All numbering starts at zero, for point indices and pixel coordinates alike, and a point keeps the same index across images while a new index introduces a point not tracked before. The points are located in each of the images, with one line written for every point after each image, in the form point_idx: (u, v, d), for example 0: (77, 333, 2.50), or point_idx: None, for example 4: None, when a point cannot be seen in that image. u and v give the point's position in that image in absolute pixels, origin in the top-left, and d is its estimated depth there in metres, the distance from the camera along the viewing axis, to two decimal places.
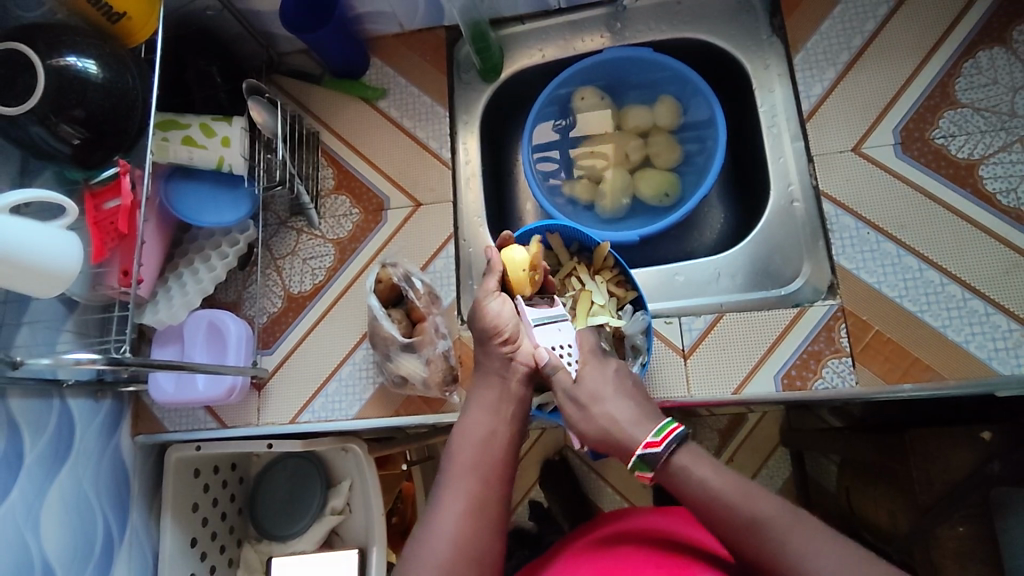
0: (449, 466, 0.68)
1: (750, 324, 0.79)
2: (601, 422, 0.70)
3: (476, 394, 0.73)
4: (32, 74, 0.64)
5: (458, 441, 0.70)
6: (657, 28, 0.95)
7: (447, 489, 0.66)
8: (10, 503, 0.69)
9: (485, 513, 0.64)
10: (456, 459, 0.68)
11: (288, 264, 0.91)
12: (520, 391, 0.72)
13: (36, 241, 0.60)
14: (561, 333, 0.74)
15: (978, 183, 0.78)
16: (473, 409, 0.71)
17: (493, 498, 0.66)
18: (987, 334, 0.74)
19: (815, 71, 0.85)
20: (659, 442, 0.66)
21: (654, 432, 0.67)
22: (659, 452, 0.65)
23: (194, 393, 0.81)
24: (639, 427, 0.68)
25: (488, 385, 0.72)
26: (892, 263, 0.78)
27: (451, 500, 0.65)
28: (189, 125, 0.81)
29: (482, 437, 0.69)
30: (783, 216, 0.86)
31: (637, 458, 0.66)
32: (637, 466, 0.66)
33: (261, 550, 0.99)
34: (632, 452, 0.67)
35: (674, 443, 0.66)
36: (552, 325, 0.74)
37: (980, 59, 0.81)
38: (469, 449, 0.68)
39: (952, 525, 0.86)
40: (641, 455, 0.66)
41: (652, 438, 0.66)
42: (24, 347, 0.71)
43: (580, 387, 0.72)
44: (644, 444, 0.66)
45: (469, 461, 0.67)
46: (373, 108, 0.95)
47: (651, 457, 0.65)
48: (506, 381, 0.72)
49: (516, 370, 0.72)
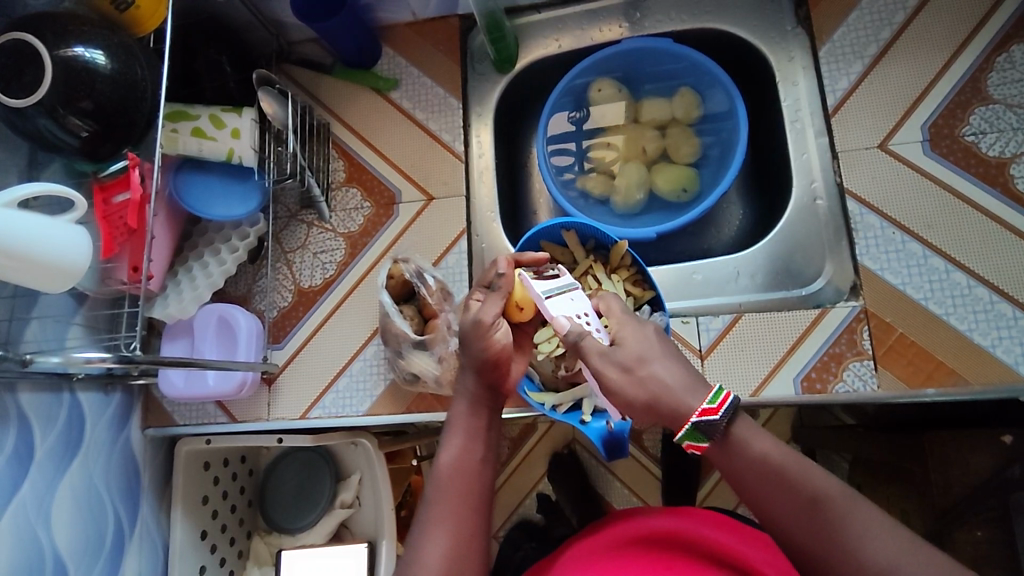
0: (431, 495, 0.62)
1: (770, 325, 0.78)
2: (648, 387, 0.59)
3: (459, 415, 0.66)
4: (39, 66, 0.62)
5: (439, 465, 0.63)
6: (677, 18, 0.92)
7: (430, 520, 0.60)
8: (21, 498, 0.68)
9: (474, 544, 0.60)
10: (442, 485, 0.62)
11: (299, 257, 0.90)
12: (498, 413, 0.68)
13: (48, 235, 0.59)
14: (575, 304, 0.68)
15: (1009, 182, 0.76)
16: (451, 433, 0.65)
17: (479, 527, 0.61)
18: (1015, 339, 0.72)
19: (841, 64, 0.83)
20: (718, 410, 0.56)
21: (708, 399, 0.57)
22: (718, 420, 0.56)
23: (205, 389, 0.81)
24: (692, 392, 0.58)
25: (473, 409, 0.66)
26: (918, 264, 0.76)
27: (440, 530, 0.59)
28: (198, 116, 0.80)
29: (470, 461, 0.63)
30: (804, 213, 0.84)
31: (690, 429, 0.57)
32: (689, 437, 0.57)
33: (271, 542, 0.99)
34: (683, 421, 0.57)
35: (732, 411, 0.57)
36: (564, 296, 0.68)
37: (1014, 54, 0.78)
38: (453, 474, 0.62)
39: (970, 528, 0.87)
40: (695, 424, 0.57)
41: (707, 405, 0.57)
42: (34, 341, 0.70)
43: (620, 349, 0.61)
44: (698, 413, 0.57)
45: (457, 489, 0.61)
46: (385, 99, 0.93)
47: (707, 427, 0.56)
48: (492, 404, 0.67)
49: (497, 391, 0.68)
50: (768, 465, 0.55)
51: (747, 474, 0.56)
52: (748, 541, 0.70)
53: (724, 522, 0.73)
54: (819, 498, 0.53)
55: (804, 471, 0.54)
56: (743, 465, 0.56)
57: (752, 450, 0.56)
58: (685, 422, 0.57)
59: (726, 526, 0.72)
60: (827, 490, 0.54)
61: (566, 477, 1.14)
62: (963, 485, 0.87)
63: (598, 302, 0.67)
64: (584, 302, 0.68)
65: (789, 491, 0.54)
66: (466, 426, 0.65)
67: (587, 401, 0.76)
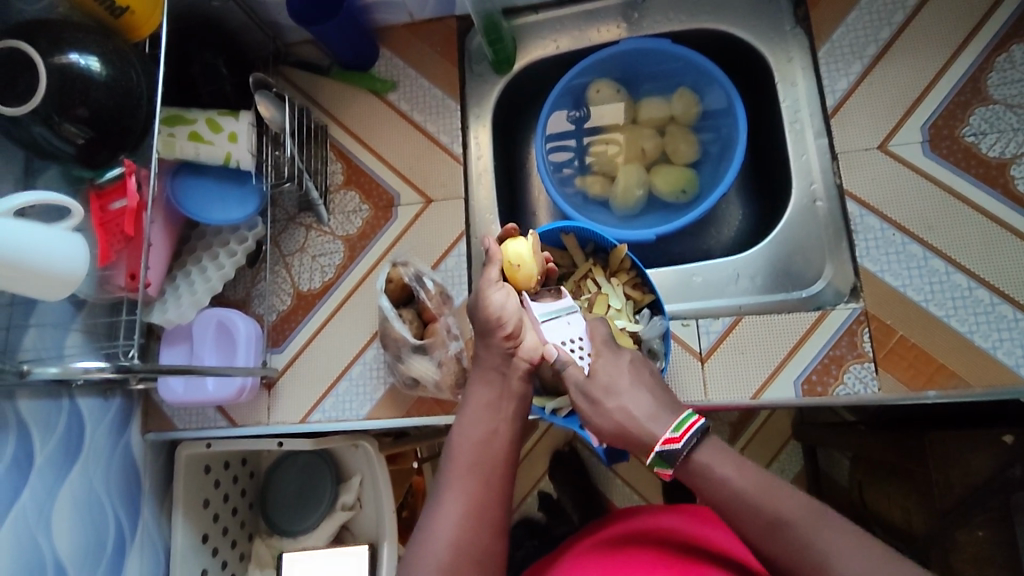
0: (447, 466, 0.65)
1: (770, 327, 0.77)
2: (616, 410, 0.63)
3: (474, 389, 0.70)
4: (34, 73, 0.62)
5: (454, 441, 0.67)
6: (675, 18, 0.92)
7: (445, 487, 0.64)
8: (21, 506, 0.68)
9: (486, 511, 0.62)
10: (455, 456, 0.65)
11: (298, 261, 0.90)
12: (520, 388, 0.69)
13: (42, 244, 0.58)
14: (571, 327, 0.72)
15: (1010, 183, 0.75)
16: (469, 410, 0.68)
17: (493, 495, 0.63)
18: (1016, 341, 0.72)
19: (840, 65, 0.82)
20: (680, 438, 0.59)
21: (673, 427, 0.61)
22: (679, 449, 0.59)
23: (204, 395, 0.81)
24: (658, 421, 0.62)
25: (486, 381, 0.69)
26: (918, 266, 0.76)
27: (452, 497, 0.63)
28: (195, 120, 0.79)
29: (482, 434, 0.66)
30: (804, 214, 0.84)
31: (656, 457, 0.60)
32: (656, 464, 0.61)
33: (272, 545, 0.99)
34: (651, 448, 0.61)
35: (695, 438, 0.60)
36: (561, 319, 0.73)
37: (1014, 54, 0.78)
38: (467, 446, 0.66)
39: (972, 530, 0.87)
40: (659, 452, 0.60)
41: (671, 434, 0.60)
42: (32, 349, 0.70)
43: (592, 381, 0.67)
44: (662, 441, 0.60)
45: (470, 460, 0.65)
46: (382, 101, 0.93)
47: (670, 454, 0.60)
48: (508, 374, 0.69)
49: (515, 366, 0.69)
50: (729, 489, 0.57)
51: (713, 497, 0.58)
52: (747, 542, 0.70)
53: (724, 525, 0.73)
54: (780, 520, 0.55)
55: (767, 494, 0.56)
56: (708, 488, 0.58)
57: (714, 475, 0.58)
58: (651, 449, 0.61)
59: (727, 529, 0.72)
60: (791, 512, 0.55)
61: (567, 477, 1.14)
62: None
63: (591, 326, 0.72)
64: (581, 326, 0.73)
65: (750, 514, 0.56)
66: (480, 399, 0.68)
67: None
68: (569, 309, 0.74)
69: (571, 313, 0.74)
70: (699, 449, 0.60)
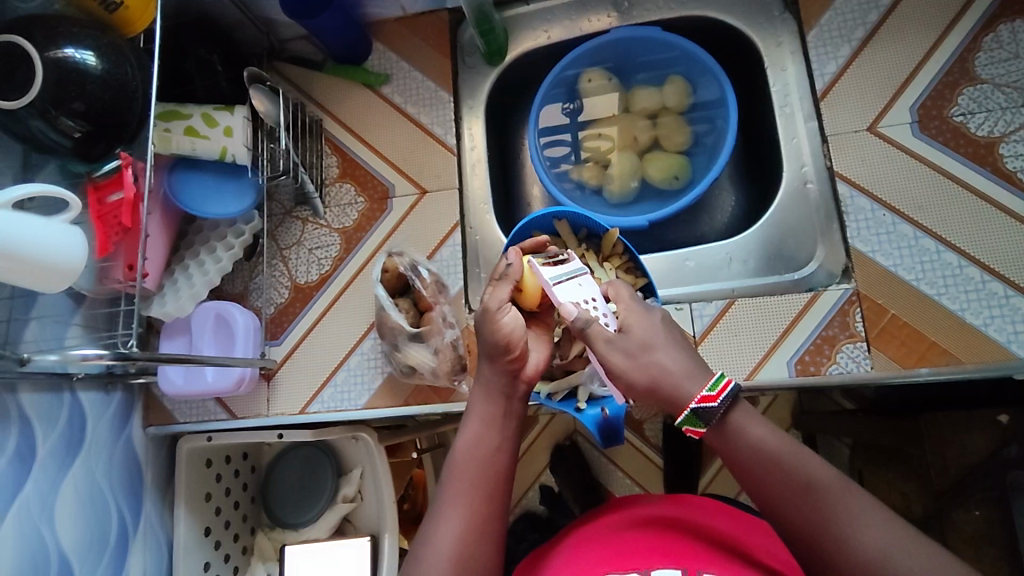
0: (448, 481, 0.62)
1: (762, 309, 0.78)
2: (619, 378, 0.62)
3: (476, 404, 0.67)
4: (30, 67, 0.63)
5: (456, 452, 0.64)
6: (665, 6, 0.92)
7: (444, 504, 0.61)
8: (24, 497, 0.69)
9: (486, 531, 0.60)
10: (456, 472, 0.62)
11: (295, 254, 0.91)
12: (520, 409, 0.67)
13: (39, 235, 0.59)
14: (582, 289, 0.68)
15: (998, 162, 0.76)
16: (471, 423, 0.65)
17: (493, 514, 0.61)
18: (1007, 318, 0.72)
19: (828, 48, 0.83)
20: (717, 396, 0.56)
21: (707, 387, 0.57)
22: (716, 407, 0.56)
23: (203, 385, 0.82)
24: (691, 378, 0.58)
25: (488, 397, 0.66)
26: (909, 245, 0.76)
27: (453, 515, 0.60)
28: (190, 115, 0.80)
29: (485, 450, 0.63)
30: (795, 198, 0.84)
31: (689, 415, 0.57)
32: (687, 422, 0.57)
33: (275, 538, 1.00)
34: (683, 407, 0.58)
35: (730, 399, 0.57)
36: (573, 282, 0.69)
37: (1001, 34, 0.78)
38: (469, 462, 0.63)
39: (968, 508, 0.88)
40: (693, 410, 0.57)
41: (707, 392, 0.57)
42: (34, 342, 0.71)
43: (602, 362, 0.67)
44: (697, 399, 0.57)
45: (472, 477, 0.62)
46: (376, 94, 0.94)
47: (707, 413, 0.56)
48: (512, 396, 0.67)
49: (519, 388, 0.67)
50: (764, 451, 0.55)
51: (745, 460, 0.56)
52: (735, 524, 0.71)
53: (721, 510, 0.73)
54: (813, 484, 0.53)
55: (802, 461, 0.54)
56: (740, 448, 0.56)
57: (750, 435, 0.56)
58: (684, 407, 0.57)
59: (723, 514, 0.72)
60: (825, 479, 0.53)
61: (568, 468, 1.14)
62: (961, 466, 0.90)
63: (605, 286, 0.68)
64: (593, 287, 0.69)
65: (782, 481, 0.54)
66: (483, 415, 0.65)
67: (582, 389, 0.76)
68: (580, 273, 0.71)
69: (583, 275, 0.70)
70: (733, 410, 0.57)
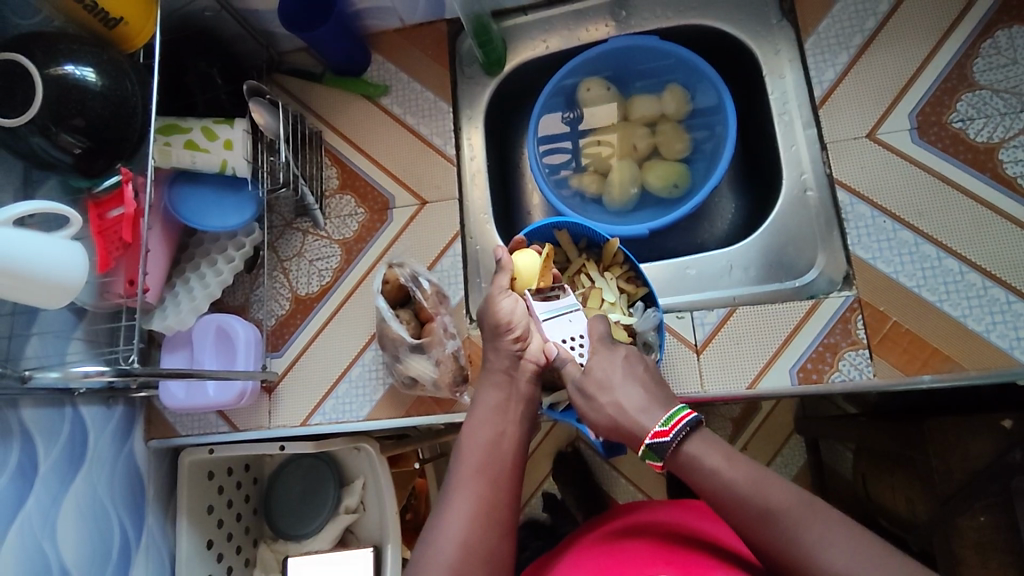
0: (455, 466, 0.65)
1: (764, 317, 0.78)
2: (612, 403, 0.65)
3: (483, 393, 0.70)
4: (30, 84, 0.63)
5: (464, 439, 0.67)
6: (663, 15, 0.93)
7: (454, 487, 0.64)
8: (25, 512, 0.69)
9: (495, 515, 0.62)
10: (464, 457, 0.66)
11: (295, 265, 0.91)
12: (529, 391, 0.71)
13: (40, 252, 0.59)
14: (572, 324, 0.74)
15: (998, 167, 0.76)
16: (479, 411, 0.68)
17: (502, 496, 0.64)
18: (1009, 323, 0.72)
19: (826, 55, 0.83)
20: (668, 431, 0.61)
21: (662, 421, 0.62)
22: (668, 442, 0.61)
23: (205, 399, 0.82)
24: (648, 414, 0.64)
25: (495, 385, 0.70)
26: (910, 252, 0.76)
27: (461, 496, 0.63)
28: (190, 128, 0.80)
29: (491, 436, 0.67)
30: (795, 205, 0.84)
31: (646, 449, 0.63)
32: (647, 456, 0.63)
33: (277, 549, 0.99)
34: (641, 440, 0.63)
35: (685, 430, 0.61)
36: (563, 317, 0.74)
37: (999, 39, 0.79)
38: (476, 447, 0.66)
39: (972, 514, 0.86)
40: (648, 445, 0.62)
41: (660, 427, 0.62)
42: (35, 357, 0.71)
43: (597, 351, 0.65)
44: (651, 434, 0.62)
45: (479, 461, 0.65)
46: (376, 105, 0.94)
47: (659, 447, 0.61)
48: (516, 376, 0.71)
49: (523, 368, 0.71)
50: (718, 479, 0.58)
51: (706, 489, 0.59)
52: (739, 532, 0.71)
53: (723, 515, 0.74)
54: (769, 511, 0.55)
55: (754, 487, 0.56)
56: (698, 478, 0.60)
57: (704, 466, 0.59)
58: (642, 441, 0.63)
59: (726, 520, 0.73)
60: (781, 501, 0.55)
61: (571, 476, 1.13)
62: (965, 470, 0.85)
63: (591, 323, 0.74)
64: (582, 323, 0.75)
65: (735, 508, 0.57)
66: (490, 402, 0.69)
67: None
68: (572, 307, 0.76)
69: (574, 310, 0.75)
70: (689, 441, 0.61)
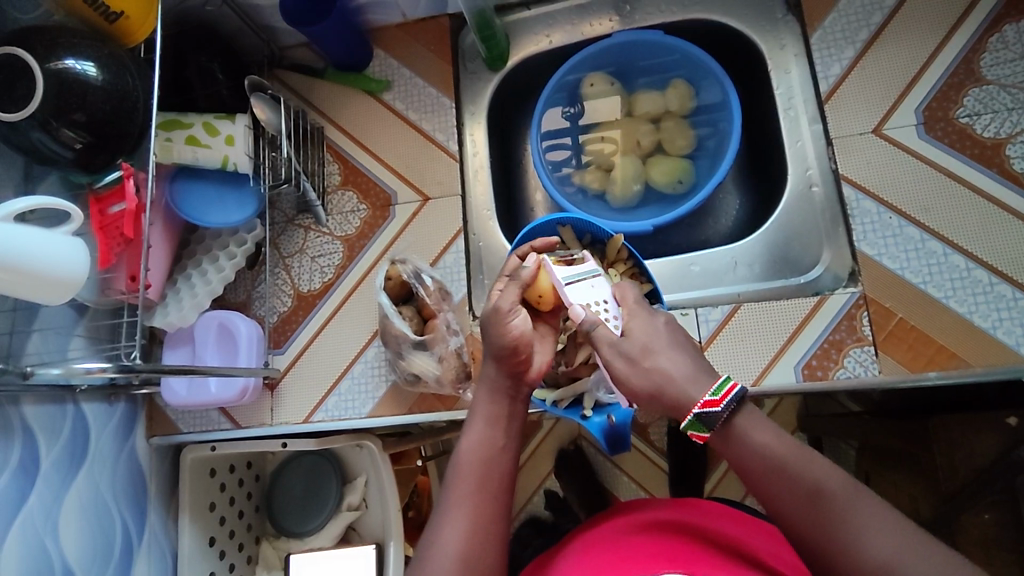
0: (453, 479, 0.62)
1: (770, 313, 0.78)
2: (654, 376, 0.60)
3: (480, 404, 0.67)
4: (31, 79, 0.63)
5: (461, 452, 0.64)
6: (667, 10, 0.92)
7: (452, 501, 0.60)
8: (27, 510, 0.69)
9: (493, 531, 0.60)
10: (461, 469, 0.62)
11: (297, 262, 0.90)
12: (517, 396, 0.67)
13: (41, 248, 0.58)
14: (594, 290, 0.69)
15: (1005, 163, 0.75)
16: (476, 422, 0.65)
17: (500, 512, 0.61)
18: (1016, 320, 0.71)
19: (832, 50, 0.82)
20: (720, 401, 0.56)
21: (712, 390, 0.57)
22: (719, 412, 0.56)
23: (207, 395, 0.81)
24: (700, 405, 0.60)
25: (492, 396, 0.67)
26: (916, 248, 0.76)
27: (460, 511, 0.59)
28: (192, 124, 0.79)
29: (489, 449, 0.63)
30: (801, 201, 0.84)
31: (692, 420, 0.57)
32: (691, 426, 0.57)
33: (279, 547, 0.99)
34: (688, 411, 0.58)
35: (734, 403, 0.57)
36: (584, 282, 0.70)
37: (1006, 34, 0.78)
38: (474, 460, 0.62)
39: (978, 512, 0.88)
40: (697, 415, 0.57)
41: (710, 396, 0.57)
42: (36, 354, 0.70)
43: (624, 339, 0.63)
44: (700, 403, 0.57)
45: (478, 475, 0.62)
46: (377, 101, 0.93)
47: (710, 418, 0.56)
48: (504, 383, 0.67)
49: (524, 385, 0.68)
50: (767, 459, 0.55)
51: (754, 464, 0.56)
52: (741, 527, 0.71)
53: (728, 515, 0.73)
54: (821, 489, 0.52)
55: (802, 465, 0.54)
56: (742, 461, 0.56)
57: (749, 444, 0.56)
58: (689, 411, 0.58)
59: (730, 518, 0.72)
60: (829, 483, 0.53)
61: (573, 472, 1.13)
62: (971, 470, 0.88)
63: (616, 288, 0.69)
64: (605, 289, 0.69)
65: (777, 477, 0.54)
66: (487, 414, 0.65)
67: (587, 396, 0.75)
68: (592, 274, 0.71)
69: (596, 276, 0.71)
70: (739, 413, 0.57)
